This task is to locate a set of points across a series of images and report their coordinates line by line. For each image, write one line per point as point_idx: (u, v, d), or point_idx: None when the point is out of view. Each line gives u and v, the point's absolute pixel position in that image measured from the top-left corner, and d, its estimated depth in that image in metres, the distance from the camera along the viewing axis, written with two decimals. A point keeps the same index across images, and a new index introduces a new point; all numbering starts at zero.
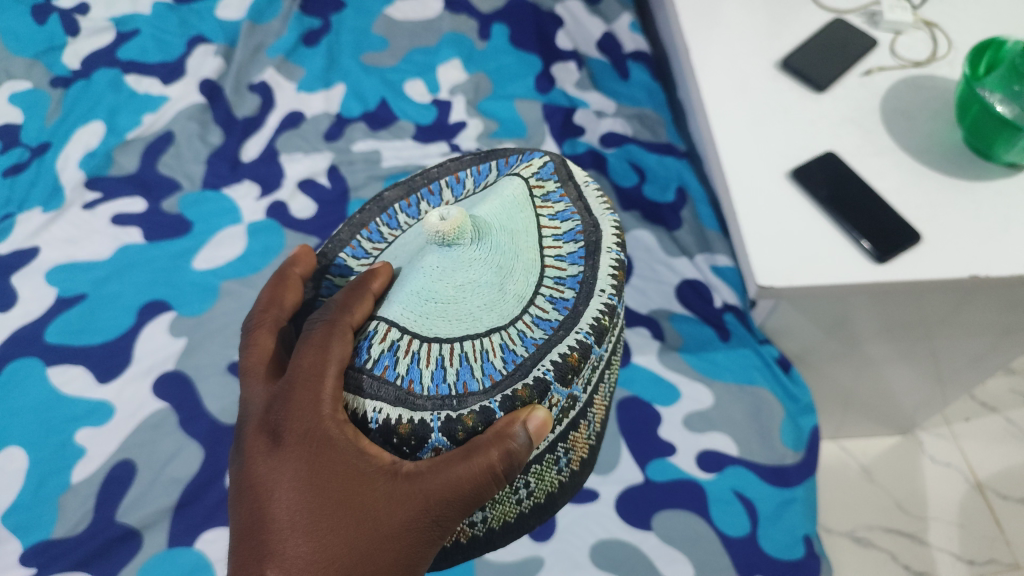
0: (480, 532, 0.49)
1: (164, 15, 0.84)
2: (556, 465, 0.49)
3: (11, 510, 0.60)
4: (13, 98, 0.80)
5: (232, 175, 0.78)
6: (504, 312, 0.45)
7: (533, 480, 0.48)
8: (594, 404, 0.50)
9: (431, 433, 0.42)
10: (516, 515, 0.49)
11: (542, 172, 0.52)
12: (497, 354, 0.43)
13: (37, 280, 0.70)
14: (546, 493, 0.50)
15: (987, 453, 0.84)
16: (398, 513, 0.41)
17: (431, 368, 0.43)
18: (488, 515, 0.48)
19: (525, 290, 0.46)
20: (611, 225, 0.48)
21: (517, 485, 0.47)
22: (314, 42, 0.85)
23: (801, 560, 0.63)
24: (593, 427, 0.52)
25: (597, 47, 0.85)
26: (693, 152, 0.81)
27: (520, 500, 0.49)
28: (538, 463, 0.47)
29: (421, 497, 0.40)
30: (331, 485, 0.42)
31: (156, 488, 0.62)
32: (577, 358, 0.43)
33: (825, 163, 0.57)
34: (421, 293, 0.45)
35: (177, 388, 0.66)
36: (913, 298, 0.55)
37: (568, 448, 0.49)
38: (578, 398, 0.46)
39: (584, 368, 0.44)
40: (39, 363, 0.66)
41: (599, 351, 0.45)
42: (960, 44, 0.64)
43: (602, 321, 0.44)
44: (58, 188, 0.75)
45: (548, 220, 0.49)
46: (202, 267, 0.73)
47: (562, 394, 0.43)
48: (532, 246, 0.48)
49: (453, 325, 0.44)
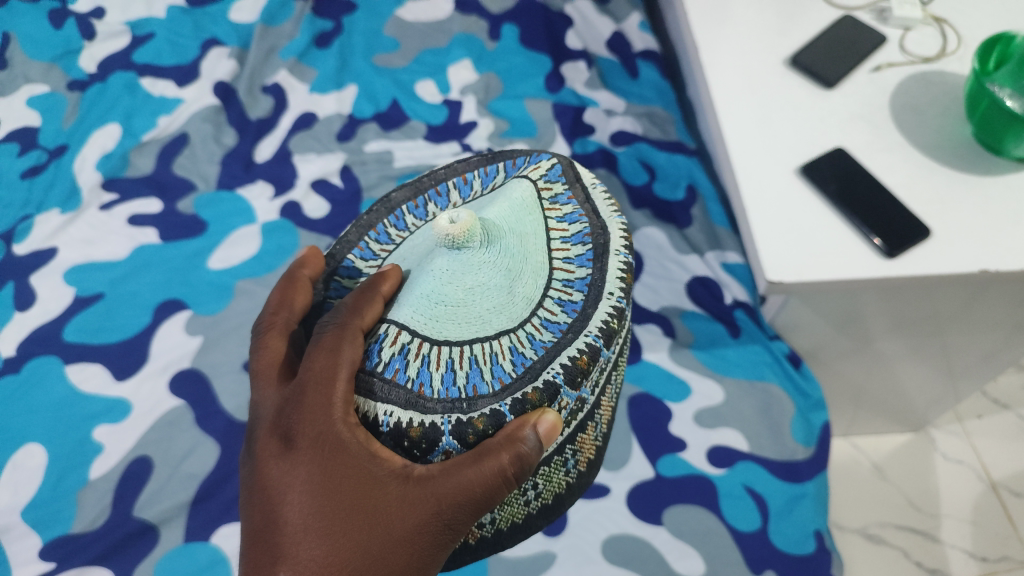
0: (488, 533, 0.50)
1: (179, 18, 0.86)
2: (563, 467, 0.49)
3: (31, 506, 0.61)
4: (30, 102, 0.81)
5: (245, 176, 0.79)
6: (514, 315, 0.45)
7: (542, 480, 0.49)
8: (602, 406, 0.50)
9: (442, 435, 0.42)
10: (524, 516, 0.50)
11: (550, 175, 0.52)
12: (506, 357, 0.44)
13: (55, 280, 0.72)
14: (554, 495, 0.50)
15: (1001, 451, 0.84)
16: (409, 518, 0.42)
17: (441, 371, 0.43)
18: (497, 517, 0.49)
19: (533, 292, 0.46)
20: (619, 226, 0.49)
21: (525, 487, 0.48)
22: (326, 44, 0.86)
23: (813, 555, 0.63)
24: (601, 429, 0.52)
25: (606, 47, 0.86)
26: (703, 150, 0.81)
27: (528, 501, 0.49)
28: (547, 465, 0.48)
29: (433, 500, 0.41)
30: (343, 488, 0.42)
31: (173, 483, 0.63)
32: (586, 362, 0.43)
33: (834, 159, 0.57)
34: (431, 297, 0.46)
35: (193, 385, 0.67)
36: (924, 293, 0.55)
37: (576, 450, 0.49)
38: (586, 401, 0.46)
39: (594, 371, 0.45)
40: (57, 361, 0.67)
41: (608, 355, 0.45)
42: (969, 39, 0.64)
43: (610, 325, 0.45)
44: (75, 189, 0.77)
45: (556, 222, 0.50)
46: (217, 267, 0.74)
47: (571, 396, 0.44)
48: (540, 248, 0.48)
49: (463, 328, 0.45)
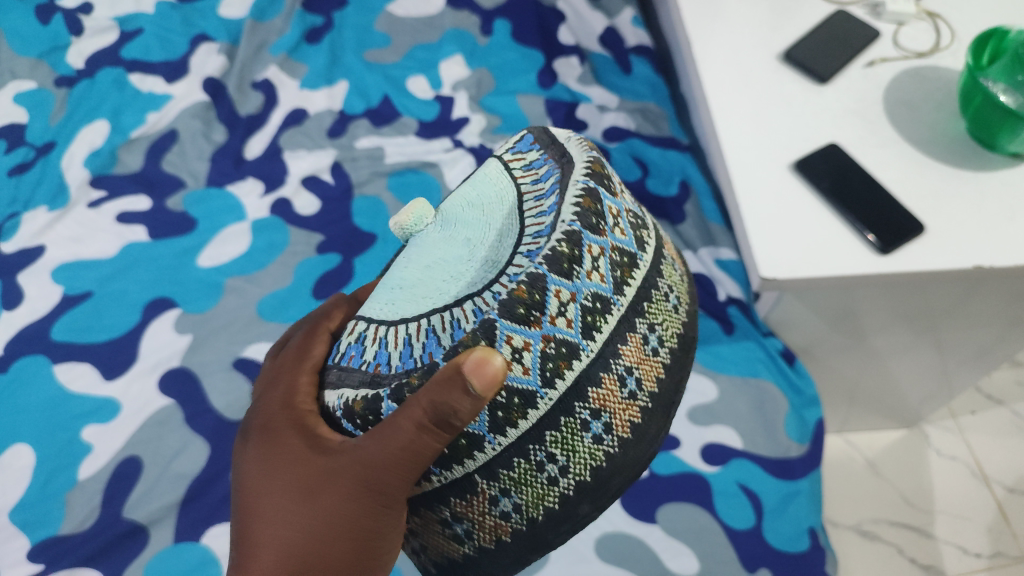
0: (520, 525, 0.35)
1: (168, 14, 0.85)
2: (594, 427, 0.33)
3: (18, 507, 0.60)
4: (17, 99, 0.80)
5: (236, 172, 0.78)
6: (475, 280, 0.37)
7: (565, 452, 0.33)
8: (637, 340, 0.34)
9: (382, 403, 0.34)
10: (560, 500, 0.34)
11: (520, 145, 0.43)
12: (469, 320, 0.35)
13: (43, 278, 0.71)
14: (591, 470, 0.34)
15: (994, 446, 0.84)
16: (354, 496, 0.38)
17: (398, 349, 0.37)
18: (520, 502, 0.34)
19: (501, 254, 0.37)
20: (582, 161, 0.36)
21: (538, 461, 0.33)
22: (316, 39, 0.85)
23: (808, 553, 0.63)
24: (641, 387, 0.34)
25: (599, 42, 0.85)
26: (696, 145, 0.81)
27: (552, 480, 0.34)
28: (556, 429, 0.33)
29: (367, 475, 0.37)
30: (292, 476, 0.40)
31: (163, 483, 0.62)
32: (526, 293, 0.30)
33: (828, 155, 0.57)
34: (393, 284, 0.42)
35: (182, 383, 0.67)
36: (918, 288, 0.55)
37: (598, 410, 0.33)
38: (582, 351, 0.32)
39: (567, 310, 0.31)
40: (45, 361, 0.66)
41: (583, 292, 0.32)
42: (963, 34, 0.64)
43: (557, 247, 0.31)
44: (63, 186, 0.76)
45: (530, 184, 0.40)
46: (207, 264, 0.73)
47: (524, 339, 0.30)
48: (511, 210, 0.40)
49: (418, 304, 0.39)
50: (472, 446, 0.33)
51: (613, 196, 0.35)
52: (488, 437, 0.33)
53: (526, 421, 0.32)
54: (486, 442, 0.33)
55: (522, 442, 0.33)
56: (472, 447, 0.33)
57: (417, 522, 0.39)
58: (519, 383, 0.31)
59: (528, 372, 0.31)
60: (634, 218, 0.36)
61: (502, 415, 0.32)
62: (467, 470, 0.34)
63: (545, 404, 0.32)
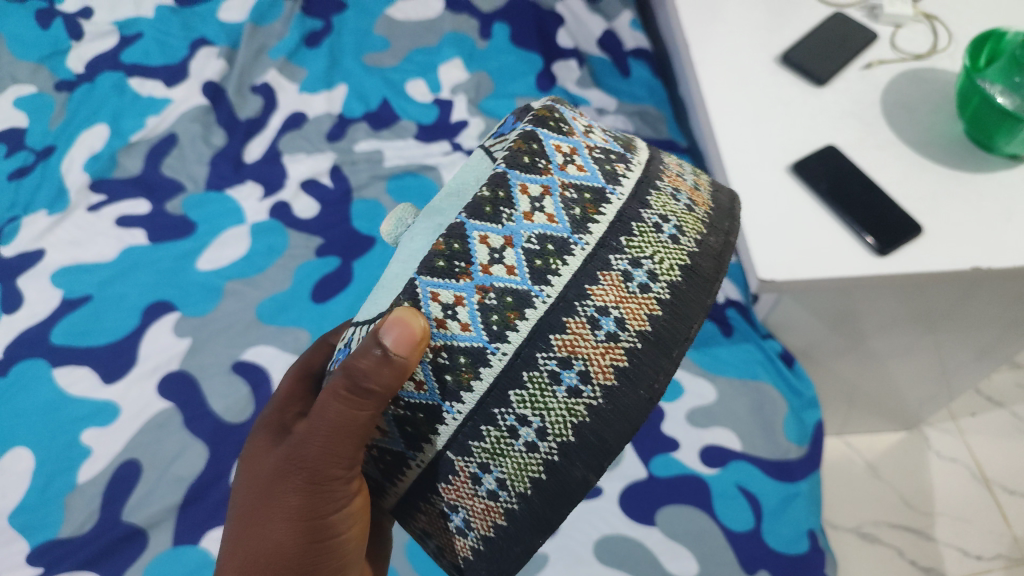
0: (511, 503, 0.33)
1: (168, 18, 0.85)
2: (564, 379, 0.31)
3: (19, 510, 0.60)
4: (18, 103, 0.80)
5: (234, 176, 0.78)
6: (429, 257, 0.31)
7: (537, 412, 0.32)
8: (615, 281, 0.32)
9: None
10: (546, 469, 0.32)
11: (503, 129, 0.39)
12: None
13: (43, 281, 0.71)
14: (573, 428, 0.32)
15: (994, 448, 0.84)
16: (296, 476, 0.39)
17: None
18: (503, 476, 0.33)
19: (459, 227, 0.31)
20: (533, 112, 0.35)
21: (509, 425, 0.32)
22: (316, 44, 0.86)
23: (806, 555, 0.62)
24: (625, 327, 0.32)
25: (597, 45, 0.85)
26: (694, 148, 0.79)
27: (531, 447, 0.32)
28: (521, 388, 0.31)
29: (307, 452, 0.38)
30: (253, 466, 0.42)
31: (161, 487, 0.62)
32: (443, 245, 0.31)
33: (826, 157, 0.57)
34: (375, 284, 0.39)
35: (181, 387, 0.66)
36: (915, 289, 0.55)
37: (566, 357, 0.31)
38: (535, 298, 0.31)
39: (505, 257, 0.31)
40: (45, 364, 0.67)
41: (522, 235, 0.31)
42: (960, 36, 0.64)
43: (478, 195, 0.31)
44: (63, 190, 0.76)
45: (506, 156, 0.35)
46: (206, 267, 0.73)
47: (451, 292, 0.31)
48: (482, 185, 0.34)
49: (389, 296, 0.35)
50: (432, 420, 0.33)
51: (565, 135, 0.34)
52: (444, 407, 0.32)
53: (480, 383, 0.31)
54: (444, 414, 0.32)
55: (484, 407, 0.32)
56: (432, 420, 0.33)
57: (423, 520, 0.36)
58: (462, 341, 0.31)
59: (468, 327, 0.31)
60: (600, 153, 0.34)
61: (451, 379, 0.32)
62: (438, 449, 0.33)
63: (498, 359, 0.31)
